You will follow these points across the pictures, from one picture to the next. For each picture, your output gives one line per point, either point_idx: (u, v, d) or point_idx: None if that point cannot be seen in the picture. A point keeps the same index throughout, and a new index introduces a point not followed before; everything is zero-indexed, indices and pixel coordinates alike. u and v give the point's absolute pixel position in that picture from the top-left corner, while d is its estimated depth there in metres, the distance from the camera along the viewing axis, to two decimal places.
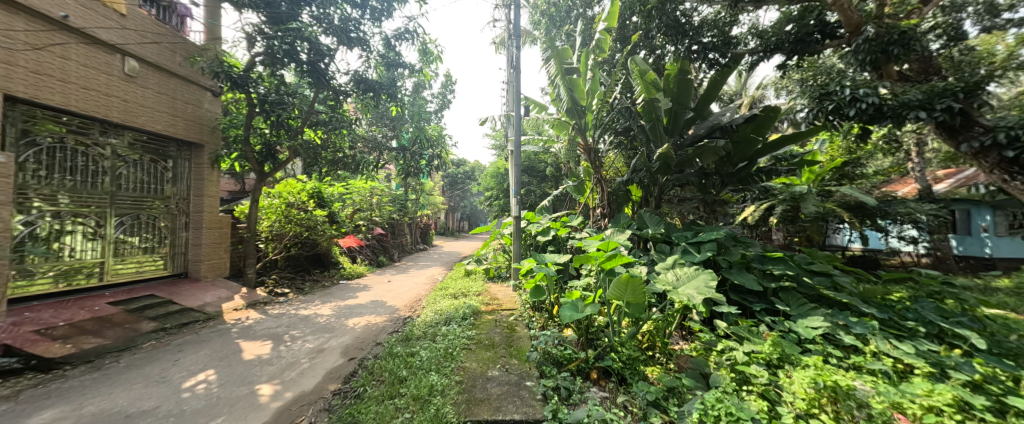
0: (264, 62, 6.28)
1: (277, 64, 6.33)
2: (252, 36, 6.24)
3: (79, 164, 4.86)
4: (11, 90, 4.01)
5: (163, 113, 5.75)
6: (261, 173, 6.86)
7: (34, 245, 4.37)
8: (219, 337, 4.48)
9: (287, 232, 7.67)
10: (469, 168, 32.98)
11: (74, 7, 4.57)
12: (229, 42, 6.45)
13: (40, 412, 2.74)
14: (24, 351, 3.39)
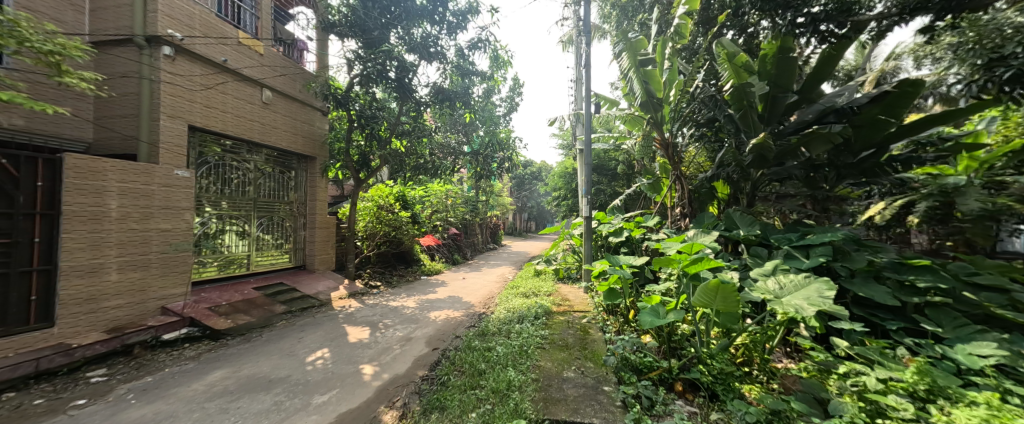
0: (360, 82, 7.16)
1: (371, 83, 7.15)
2: (351, 61, 7.20)
3: (234, 177, 6.16)
4: (193, 121, 5.27)
5: (288, 133, 7.00)
6: (359, 180, 7.88)
7: (207, 241, 5.67)
8: (330, 321, 5.28)
9: (379, 231, 8.67)
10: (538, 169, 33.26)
11: (231, 52, 5.84)
12: (336, 69, 7.55)
13: (215, 371, 3.56)
14: (201, 322, 4.52)
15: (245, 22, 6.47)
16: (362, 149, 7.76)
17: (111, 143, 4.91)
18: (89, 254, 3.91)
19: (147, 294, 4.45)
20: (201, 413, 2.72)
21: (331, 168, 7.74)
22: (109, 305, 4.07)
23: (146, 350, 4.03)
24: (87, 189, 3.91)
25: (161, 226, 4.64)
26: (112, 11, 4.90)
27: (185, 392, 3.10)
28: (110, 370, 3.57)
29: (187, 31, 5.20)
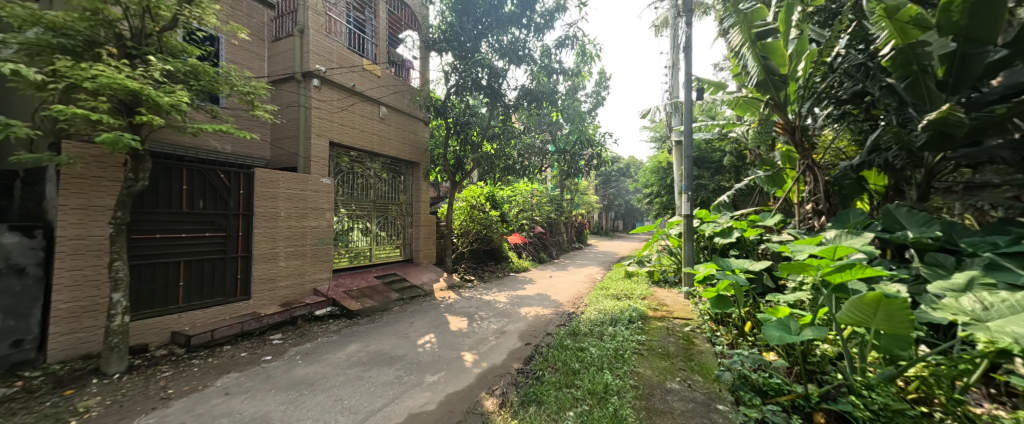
0: (456, 92, 7.84)
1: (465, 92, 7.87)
2: (448, 73, 7.83)
3: (360, 183, 7.28)
4: (332, 138, 6.42)
5: (399, 143, 7.99)
6: (455, 182, 8.57)
7: (341, 236, 6.82)
8: (433, 309, 5.88)
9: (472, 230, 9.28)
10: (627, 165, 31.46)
11: (358, 78, 6.93)
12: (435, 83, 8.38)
13: (351, 344, 4.29)
14: (340, 303, 5.50)
15: (367, 50, 7.57)
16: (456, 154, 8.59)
17: (280, 159, 6.27)
18: (268, 246, 5.07)
19: (303, 278, 5.59)
20: (345, 377, 3.29)
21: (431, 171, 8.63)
22: (279, 285, 5.23)
23: (305, 322, 5.08)
24: (266, 195, 5.11)
25: (312, 223, 5.78)
26: (282, 56, 6.28)
27: (333, 358, 3.80)
28: (284, 335, 4.60)
29: (328, 64, 6.39)
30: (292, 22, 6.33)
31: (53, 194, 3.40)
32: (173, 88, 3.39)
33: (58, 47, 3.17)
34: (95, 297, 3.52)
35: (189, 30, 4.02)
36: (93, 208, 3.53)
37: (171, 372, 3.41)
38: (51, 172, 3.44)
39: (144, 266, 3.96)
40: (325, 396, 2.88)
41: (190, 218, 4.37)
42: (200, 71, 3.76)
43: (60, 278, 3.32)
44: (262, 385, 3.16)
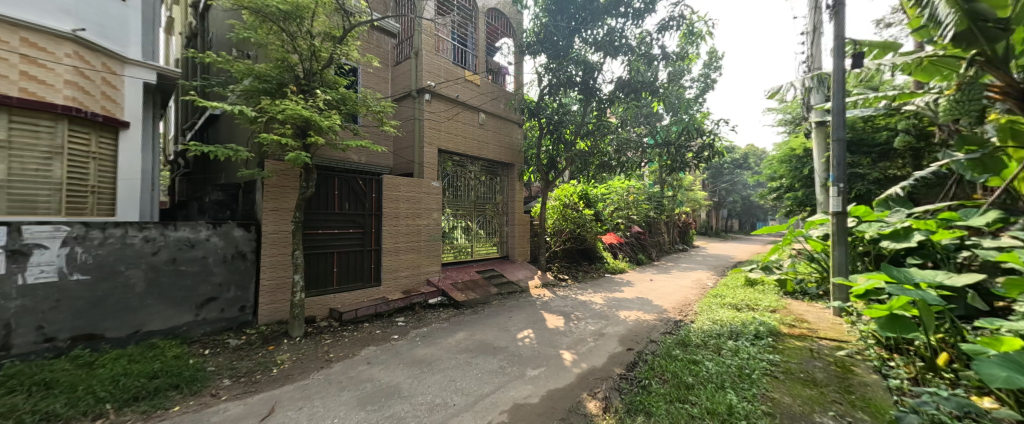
0: (549, 92, 7.93)
1: (556, 91, 7.92)
2: (541, 74, 7.93)
3: (463, 185, 7.89)
4: (441, 145, 7.12)
5: (496, 146, 8.41)
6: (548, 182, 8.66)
7: (448, 233, 7.51)
8: (530, 305, 6.04)
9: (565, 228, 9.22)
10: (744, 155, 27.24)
11: (461, 89, 7.54)
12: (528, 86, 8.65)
13: (459, 331, 4.70)
14: (448, 293, 6.08)
15: (469, 62, 8.17)
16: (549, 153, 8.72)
17: (400, 166, 7.22)
18: (393, 240, 5.96)
19: (419, 269, 6.34)
20: (456, 360, 3.61)
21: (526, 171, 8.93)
22: (400, 275, 6.03)
23: (421, 308, 5.76)
24: (390, 197, 5.94)
25: (425, 221, 6.51)
26: (402, 77, 7.23)
27: (445, 343, 4.21)
28: (406, 318, 5.29)
29: (437, 79, 7.10)
30: (409, 46, 7.24)
31: (259, 200, 4.54)
32: (330, 113, 4.26)
33: (261, 89, 4.23)
34: (284, 277, 4.60)
35: (339, 65, 4.93)
36: (282, 210, 4.61)
37: (330, 340, 4.25)
38: (257, 183, 4.60)
39: (311, 255, 4.99)
40: (441, 375, 3.20)
41: (340, 217, 5.34)
42: (347, 97, 4.62)
43: (264, 262, 4.43)
44: (392, 359, 3.69)
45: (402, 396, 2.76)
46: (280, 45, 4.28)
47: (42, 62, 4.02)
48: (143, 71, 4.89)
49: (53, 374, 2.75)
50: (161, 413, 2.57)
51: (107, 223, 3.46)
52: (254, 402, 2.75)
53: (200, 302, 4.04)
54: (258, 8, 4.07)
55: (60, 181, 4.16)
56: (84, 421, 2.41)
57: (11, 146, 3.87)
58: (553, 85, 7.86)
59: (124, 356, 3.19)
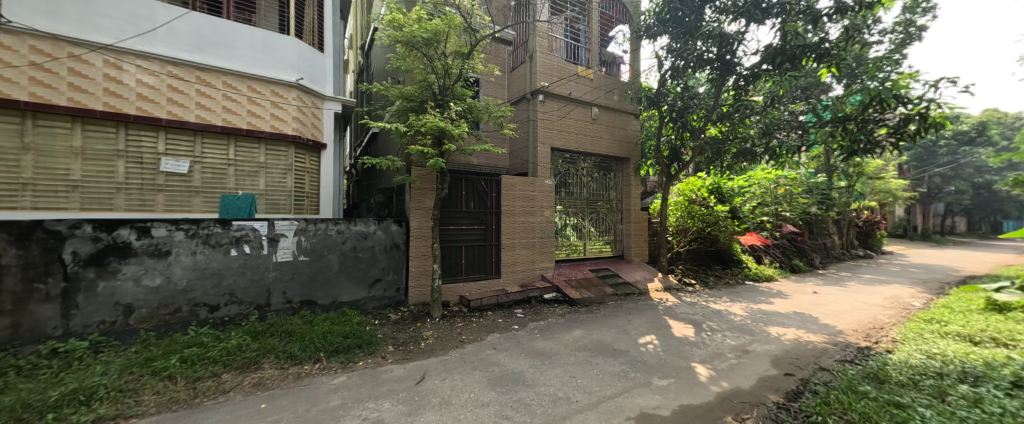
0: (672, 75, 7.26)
1: (680, 74, 7.23)
2: (663, 57, 7.32)
3: (576, 182, 7.87)
4: (554, 144, 7.25)
5: (610, 140, 8.10)
6: (670, 175, 7.94)
7: (561, 231, 7.61)
8: (651, 310, 5.64)
9: (690, 227, 8.28)
10: (970, 129, 19.62)
11: (574, 86, 7.53)
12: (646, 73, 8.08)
13: (576, 328, 4.72)
14: (563, 290, 6.17)
15: (582, 57, 8.04)
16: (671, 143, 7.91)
17: (516, 166, 7.63)
18: (513, 236, 6.39)
19: (534, 265, 6.63)
20: (576, 355, 3.65)
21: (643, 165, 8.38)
22: (517, 269, 6.42)
23: (538, 302, 6.01)
24: (508, 196, 6.36)
25: (540, 217, 6.75)
26: (518, 81, 7.62)
27: (563, 338, 4.28)
28: (524, 310, 5.60)
29: (551, 79, 7.24)
30: (524, 51, 7.55)
31: (406, 200, 5.43)
32: (460, 122, 4.80)
33: (408, 107, 5.04)
34: (426, 266, 5.43)
35: (468, 78, 5.49)
36: (423, 208, 5.42)
37: (462, 324, 4.83)
38: (405, 186, 5.51)
39: (445, 248, 5.74)
40: (561, 367, 3.30)
41: (467, 215, 5.97)
42: (473, 106, 5.14)
43: (411, 252, 5.31)
44: (514, 347, 3.96)
45: (528, 382, 2.94)
46: (423, 67, 5.00)
47: (282, 105, 5.67)
48: (334, 103, 6.43)
49: (291, 325, 3.88)
50: (352, 365, 3.38)
51: (318, 219, 4.66)
52: (410, 367, 3.35)
53: (371, 282, 5.07)
54: (406, 39, 4.83)
55: (291, 189, 5.80)
56: (310, 362, 3.35)
57: (267, 166, 5.58)
58: (678, 67, 7.13)
59: (328, 317, 4.28)
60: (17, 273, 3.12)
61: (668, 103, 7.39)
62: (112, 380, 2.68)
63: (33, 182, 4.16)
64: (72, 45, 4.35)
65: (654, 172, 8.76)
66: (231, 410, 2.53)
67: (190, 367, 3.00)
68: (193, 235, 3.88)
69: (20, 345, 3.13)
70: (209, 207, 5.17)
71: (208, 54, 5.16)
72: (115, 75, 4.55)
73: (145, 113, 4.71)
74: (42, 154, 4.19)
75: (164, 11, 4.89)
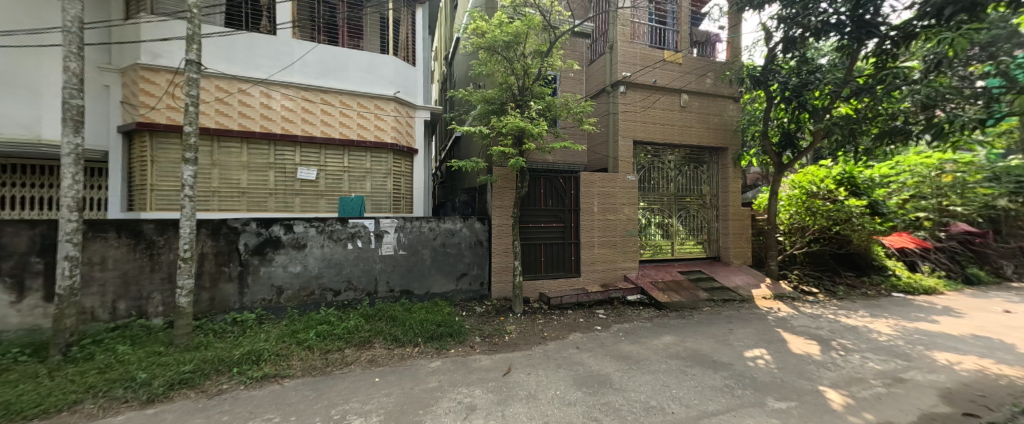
0: (784, 48, 6.22)
1: (796, 45, 6.11)
2: (771, 29, 6.37)
3: (661, 176, 7.33)
4: (636, 137, 6.86)
5: (703, 129, 7.35)
6: (780, 165, 6.86)
7: (645, 229, 7.18)
8: (758, 320, 4.94)
9: (809, 225, 7.07)
10: None
11: (659, 73, 7.00)
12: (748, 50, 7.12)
13: (666, 334, 4.38)
14: (648, 292, 5.81)
15: (668, 40, 7.42)
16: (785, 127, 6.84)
17: (595, 162, 7.42)
18: (594, 235, 6.23)
19: (616, 264, 6.38)
20: (667, 361, 3.41)
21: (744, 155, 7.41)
22: (598, 268, 6.24)
23: (621, 304, 5.76)
24: (587, 193, 6.21)
25: (622, 214, 6.46)
26: (597, 74, 7.37)
27: (651, 343, 4.02)
28: (606, 311, 5.43)
29: (633, 68, 6.83)
30: (603, 42, 7.27)
31: (488, 199, 5.68)
32: (539, 121, 4.86)
33: (489, 110, 5.23)
34: (507, 262, 5.64)
35: (547, 75, 5.48)
36: (504, 206, 5.62)
37: (543, 320, 4.89)
38: (487, 186, 5.76)
39: (525, 245, 5.86)
40: (650, 372, 3.13)
41: (546, 213, 6.00)
42: (551, 104, 5.15)
43: (494, 249, 5.55)
44: (598, 348, 3.87)
45: (615, 385, 2.85)
46: (503, 70, 5.15)
47: (384, 117, 6.43)
48: (425, 112, 7.06)
49: (394, 311, 4.38)
50: (445, 352, 3.68)
51: (413, 218, 5.17)
52: (497, 359, 3.51)
53: (459, 276, 5.44)
54: (488, 44, 5.01)
55: (390, 191, 6.54)
56: (411, 346, 3.74)
57: (372, 171, 6.38)
58: (792, 38, 6.06)
59: (423, 306, 4.72)
60: (211, 258, 4.11)
61: (779, 81, 6.26)
62: (271, 345, 3.36)
63: (217, 190, 5.41)
64: (242, 82, 5.55)
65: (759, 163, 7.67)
66: (353, 381, 2.97)
67: (323, 341, 3.59)
68: (321, 231, 4.64)
69: (213, 314, 4.11)
70: (330, 207, 6.11)
71: (329, 78, 6.09)
72: (267, 102, 5.67)
73: (287, 132, 5.77)
74: (223, 168, 5.43)
75: (299, 46, 5.92)
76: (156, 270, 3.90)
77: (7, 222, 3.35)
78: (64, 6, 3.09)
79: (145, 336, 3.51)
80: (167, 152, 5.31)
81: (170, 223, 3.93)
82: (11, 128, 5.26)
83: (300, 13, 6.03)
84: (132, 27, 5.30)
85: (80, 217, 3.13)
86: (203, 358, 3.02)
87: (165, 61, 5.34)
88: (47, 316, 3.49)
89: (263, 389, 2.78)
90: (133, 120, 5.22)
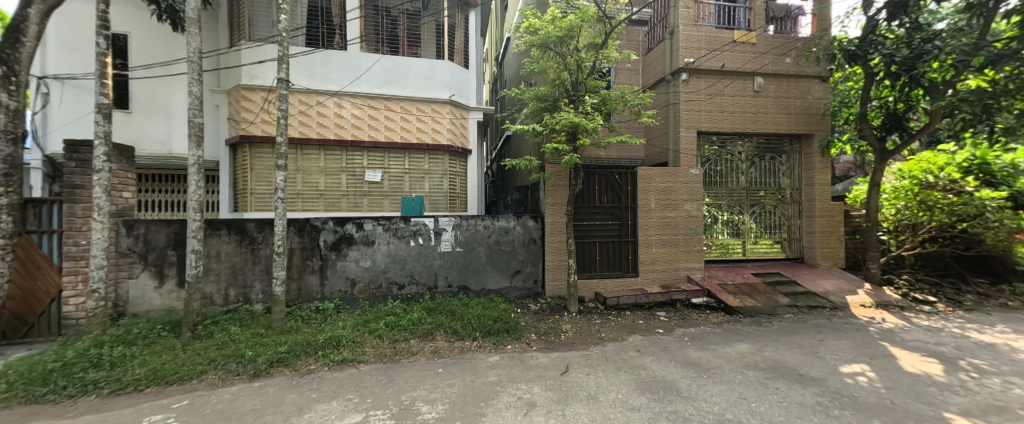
0: (888, 15, 5.32)
1: (905, 10, 5.17)
2: None
3: (730, 169, 6.72)
4: (701, 127, 6.35)
5: (782, 115, 6.56)
6: (882, 152, 5.88)
7: (712, 227, 6.63)
8: (856, 331, 4.29)
9: (924, 222, 5.96)
10: None
11: (728, 55, 6.39)
12: (840, 21, 6.18)
13: (739, 342, 4.00)
14: (717, 295, 5.36)
15: (739, 18, 6.73)
16: (889, 108, 5.89)
17: (653, 156, 7.02)
18: (653, 233, 5.91)
19: (678, 264, 5.98)
20: (741, 371, 3.12)
21: (835, 142, 6.45)
22: (658, 268, 5.91)
23: (684, 307, 5.38)
24: (646, 189, 5.90)
25: (685, 211, 6.03)
26: (655, 63, 6.96)
27: (723, 351, 3.70)
28: (668, 314, 5.11)
29: (698, 53, 6.32)
30: (662, 28, 6.83)
31: (541, 197, 5.65)
32: (594, 115, 4.72)
33: (542, 108, 5.17)
34: (561, 261, 5.57)
35: (602, 67, 5.28)
36: (557, 204, 5.55)
37: (600, 321, 4.75)
38: (540, 183, 5.75)
39: (580, 244, 5.74)
40: (722, 382, 2.89)
41: (601, 210, 5.81)
42: (607, 97, 4.97)
43: (548, 247, 5.53)
44: (661, 353, 3.67)
45: (683, 393, 2.68)
46: (556, 66, 5.07)
47: (440, 120, 6.73)
48: (478, 113, 7.26)
49: (454, 306, 4.57)
50: (503, 347, 3.75)
51: (469, 216, 5.34)
52: (554, 357, 3.49)
53: (513, 273, 5.51)
54: (541, 41, 4.95)
55: (446, 190, 6.85)
56: (469, 340, 3.88)
57: (431, 172, 6.73)
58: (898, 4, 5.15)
59: (480, 302, 4.86)
60: (298, 253, 4.64)
61: (883, 54, 5.32)
62: (348, 333, 3.70)
63: (301, 192, 6.09)
64: (319, 95, 6.15)
65: (853, 150, 6.58)
66: (419, 370, 3.16)
67: (392, 331, 3.86)
68: (387, 229, 4.99)
69: (301, 302, 4.64)
70: (393, 207, 6.55)
71: (392, 86, 6.52)
72: (340, 112, 6.24)
73: (357, 138, 6.31)
74: (305, 173, 6.10)
75: (366, 59, 6.42)
76: (257, 262, 4.50)
77: (151, 222, 4.10)
78: (189, 41, 3.68)
79: (249, 319, 4.08)
80: (262, 160, 6.10)
81: (267, 222, 4.51)
82: (153, 145, 6.47)
83: (366, 28, 6.52)
84: (235, 53, 6.16)
85: (201, 217, 3.72)
86: (295, 340, 3.43)
87: (260, 81, 6.13)
88: (179, 299, 4.22)
89: (343, 372, 3.07)
90: (236, 133, 6.08)
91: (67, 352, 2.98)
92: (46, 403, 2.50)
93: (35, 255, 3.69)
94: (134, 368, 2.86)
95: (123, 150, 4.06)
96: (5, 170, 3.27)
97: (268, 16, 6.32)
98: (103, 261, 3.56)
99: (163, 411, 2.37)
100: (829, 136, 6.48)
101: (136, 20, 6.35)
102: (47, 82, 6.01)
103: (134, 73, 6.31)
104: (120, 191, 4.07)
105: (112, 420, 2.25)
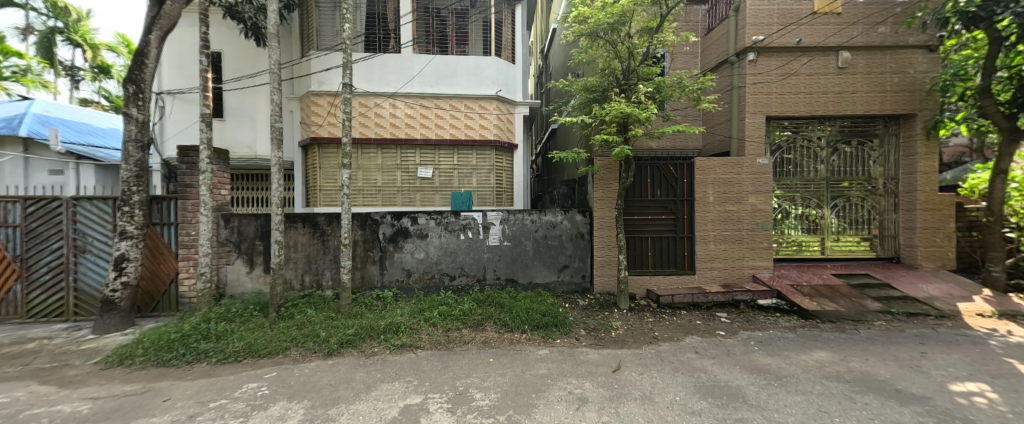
0: None
1: None
2: None
3: (805, 158, 6.03)
4: (770, 112, 5.78)
5: (874, 93, 5.73)
6: (1012, 131, 4.86)
7: (782, 221, 6.02)
8: (972, 345, 3.63)
9: None
10: None
11: (805, 29, 5.70)
12: None
13: (818, 349, 3.60)
14: (788, 297, 4.86)
15: None
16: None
17: (714, 145, 6.52)
18: (714, 228, 5.50)
19: (742, 262, 5.52)
20: (821, 382, 2.81)
21: (944, 122, 5.39)
22: (718, 266, 5.50)
23: (749, 308, 4.97)
24: (704, 182, 5.49)
25: (750, 205, 5.51)
26: (716, 44, 6.41)
27: (798, 358, 3.36)
28: (730, 315, 4.74)
29: (767, 30, 5.71)
30: (725, 5, 6.28)
31: (590, 191, 5.53)
32: (647, 104, 4.47)
33: (590, 99, 5.01)
34: (610, 256, 5.43)
35: (656, 53, 5.00)
36: (607, 198, 5.39)
37: (652, 319, 4.55)
38: (588, 177, 5.60)
39: (630, 239, 5.53)
40: (798, 392, 2.63)
41: (654, 203, 5.53)
42: (662, 84, 4.68)
43: (596, 242, 5.41)
44: (724, 356, 3.42)
45: (750, 400, 2.49)
46: (606, 55, 4.90)
47: (488, 116, 6.85)
48: (524, 107, 7.29)
49: (502, 298, 4.66)
50: (552, 341, 3.77)
51: (516, 211, 5.37)
52: (605, 354, 3.42)
53: (560, 268, 5.47)
54: (591, 30, 4.78)
55: (494, 185, 6.98)
56: (519, 332, 3.94)
57: (478, 167, 6.89)
58: None
59: (528, 295, 4.90)
60: (361, 245, 5.03)
61: (1014, 13, 4.26)
62: (406, 320, 3.93)
63: (362, 189, 6.57)
64: (376, 97, 6.55)
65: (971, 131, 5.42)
66: (472, 358, 3.27)
67: (445, 321, 4.02)
68: (439, 223, 5.21)
69: (364, 290, 5.03)
70: (444, 201, 6.82)
71: (443, 85, 6.74)
72: (394, 112, 6.60)
73: (410, 136, 6.64)
74: (365, 170, 6.56)
75: (418, 60, 6.70)
76: (327, 252, 4.93)
77: (242, 216, 4.68)
78: (270, 54, 4.10)
79: (322, 303, 4.52)
80: (329, 160, 6.67)
81: (334, 216, 4.92)
82: (242, 148, 7.36)
83: (419, 30, 6.80)
84: (306, 63, 6.78)
85: (281, 212, 4.15)
86: (361, 324, 3.73)
87: (327, 87, 6.67)
88: (265, 283, 4.77)
89: (402, 356, 3.30)
90: (307, 136, 6.71)
91: (185, 325, 3.54)
92: (171, 366, 3.01)
93: (159, 244, 4.42)
94: (234, 341, 3.32)
95: (220, 153, 4.68)
96: (136, 172, 3.93)
97: (332, 25, 6.81)
98: (209, 249, 4.17)
99: (258, 380, 2.71)
100: (937, 115, 5.46)
101: (227, 38, 7.22)
102: (163, 96, 7.11)
103: (227, 86, 7.22)
104: (219, 189, 4.69)
105: (219, 384, 2.64)
